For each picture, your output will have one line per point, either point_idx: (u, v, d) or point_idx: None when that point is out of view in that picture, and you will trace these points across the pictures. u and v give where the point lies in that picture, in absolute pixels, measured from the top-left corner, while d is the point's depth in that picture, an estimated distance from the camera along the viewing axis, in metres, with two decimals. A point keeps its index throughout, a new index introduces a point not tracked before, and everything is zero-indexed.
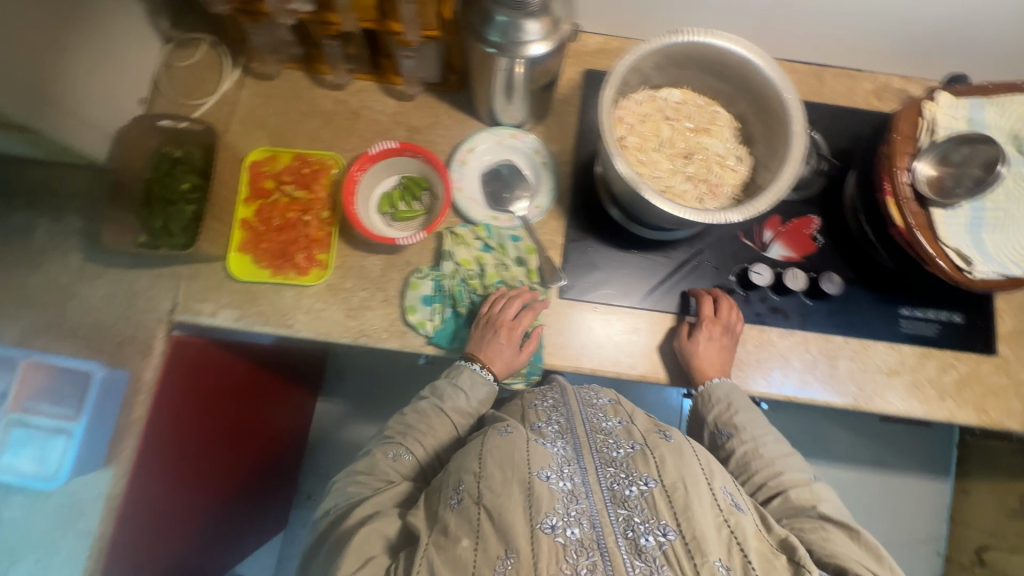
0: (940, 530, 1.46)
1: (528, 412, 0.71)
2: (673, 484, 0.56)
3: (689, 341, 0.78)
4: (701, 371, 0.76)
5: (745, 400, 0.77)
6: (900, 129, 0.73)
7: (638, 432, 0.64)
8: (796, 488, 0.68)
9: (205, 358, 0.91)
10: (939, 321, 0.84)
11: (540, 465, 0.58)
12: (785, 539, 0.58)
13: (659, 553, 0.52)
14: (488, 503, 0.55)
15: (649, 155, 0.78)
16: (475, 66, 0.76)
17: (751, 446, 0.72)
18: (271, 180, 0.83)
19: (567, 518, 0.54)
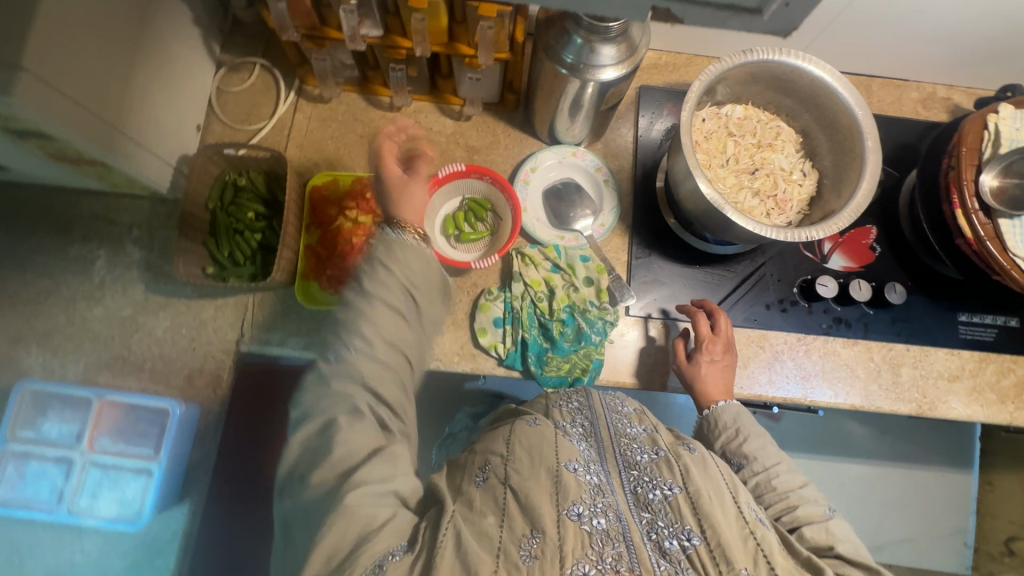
0: (965, 522, 1.48)
1: (552, 409, 0.68)
2: (698, 492, 0.55)
3: (690, 366, 0.75)
4: (704, 394, 0.74)
5: (753, 423, 0.71)
6: (967, 142, 0.74)
7: (663, 439, 0.62)
8: (812, 525, 0.60)
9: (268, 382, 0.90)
10: (996, 326, 0.86)
11: (567, 456, 0.57)
12: (810, 560, 0.54)
13: (683, 556, 0.51)
14: (514, 485, 0.54)
15: (716, 172, 0.78)
16: (544, 86, 0.76)
17: (764, 477, 0.66)
18: (334, 205, 0.82)
19: (592, 508, 0.53)
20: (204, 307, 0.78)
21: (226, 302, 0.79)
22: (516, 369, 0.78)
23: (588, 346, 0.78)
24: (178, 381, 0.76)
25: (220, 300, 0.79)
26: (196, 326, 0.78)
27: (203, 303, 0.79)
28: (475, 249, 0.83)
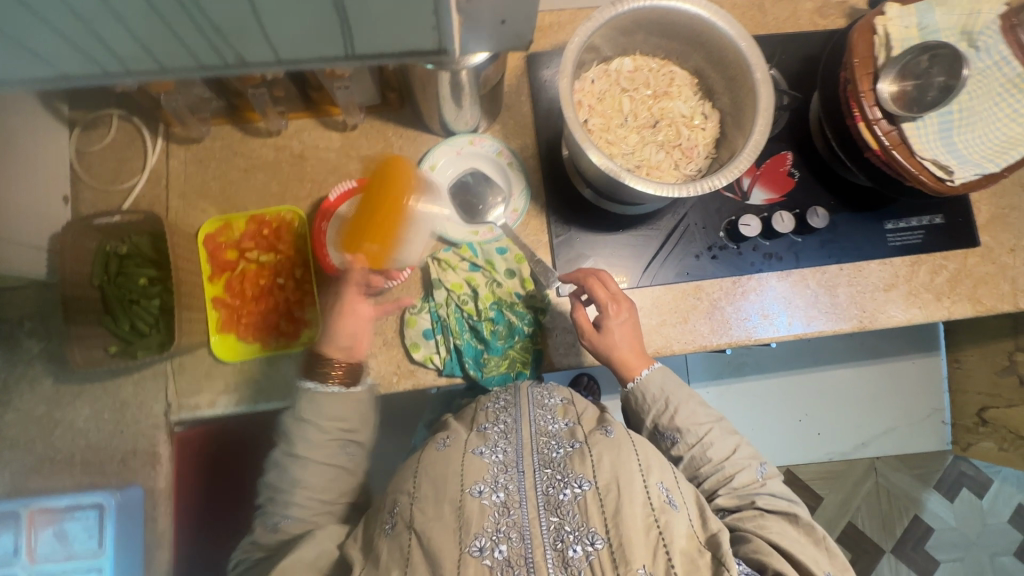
0: (941, 401, 1.51)
1: (477, 413, 0.70)
2: (606, 486, 0.56)
3: (601, 337, 0.72)
4: (624, 363, 0.71)
5: (679, 389, 0.72)
6: (858, 51, 0.72)
7: (580, 431, 0.63)
8: (742, 483, 0.67)
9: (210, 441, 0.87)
10: (922, 227, 0.86)
11: (472, 479, 0.58)
12: (715, 537, 0.57)
13: (586, 564, 0.52)
14: (419, 528, 0.56)
15: (616, 133, 0.75)
16: (417, 82, 0.71)
17: (697, 449, 0.69)
18: (233, 249, 0.78)
19: (495, 536, 0.54)
20: (122, 386, 0.74)
21: (142, 375, 0.75)
22: (457, 374, 0.77)
23: (522, 338, 0.79)
24: (113, 467, 0.73)
25: (136, 375, 0.75)
26: (118, 408, 0.74)
27: (119, 382, 0.75)
28: None
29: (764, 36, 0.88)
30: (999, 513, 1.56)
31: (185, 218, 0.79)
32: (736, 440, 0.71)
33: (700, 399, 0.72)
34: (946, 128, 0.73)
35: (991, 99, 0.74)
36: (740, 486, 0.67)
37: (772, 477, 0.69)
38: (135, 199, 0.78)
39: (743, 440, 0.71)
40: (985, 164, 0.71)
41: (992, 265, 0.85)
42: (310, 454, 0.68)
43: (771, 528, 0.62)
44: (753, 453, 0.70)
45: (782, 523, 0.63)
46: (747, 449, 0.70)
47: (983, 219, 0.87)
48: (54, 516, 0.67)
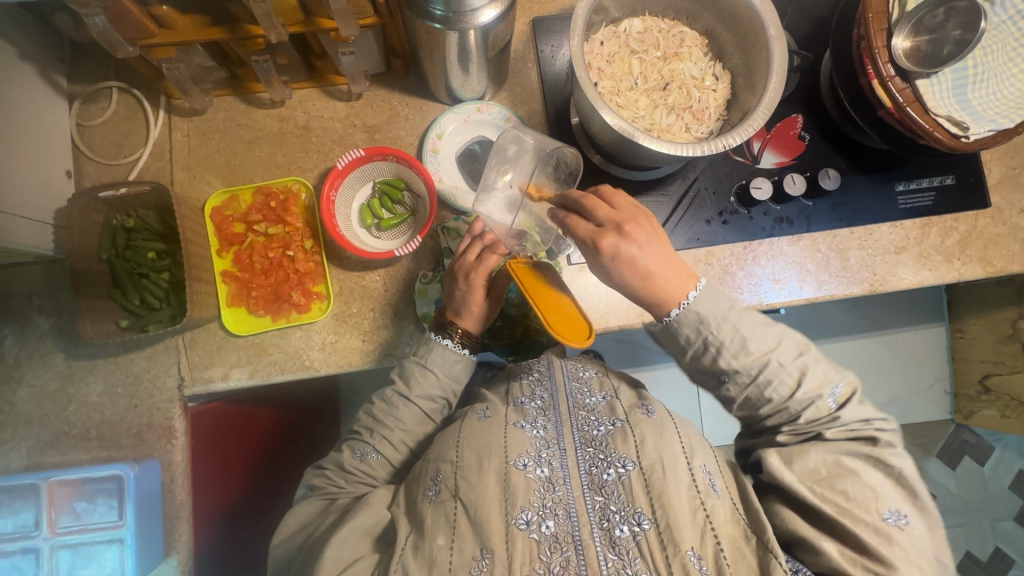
0: (944, 370, 1.53)
1: (512, 385, 0.71)
2: (651, 466, 0.58)
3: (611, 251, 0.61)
4: (661, 285, 0.62)
5: (728, 321, 0.62)
6: (872, 5, 0.70)
7: (620, 408, 0.65)
8: (809, 412, 0.62)
9: (222, 420, 0.86)
10: (934, 188, 0.86)
11: (517, 452, 0.60)
12: (756, 518, 0.57)
13: (634, 544, 0.54)
14: (464, 498, 0.57)
15: (626, 97, 0.74)
16: (423, 47, 0.69)
17: (753, 389, 0.62)
18: (240, 223, 0.77)
19: (541, 512, 0.56)
20: (134, 360, 0.74)
21: (155, 349, 0.74)
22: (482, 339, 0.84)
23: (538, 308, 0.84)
24: (129, 441, 0.73)
25: (148, 349, 0.74)
26: (131, 382, 0.74)
27: (131, 357, 0.74)
28: (399, 233, 0.80)
29: None
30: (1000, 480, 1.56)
31: (191, 191, 0.78)
32: (802, 365, 0.62)
33: (754, 327, 0.62)
34: (960, 85, 0.72)
35: (1005, 55, 0.73)
36: (806, 421, 0.62)
37: (845, 399, 0.63)
38: (139, 172, 0.77)
39: (809, 364, 0.62)
40: (1000, 120, 0.70)
41: (1002, 226, 0.86)
42: (420, 402, 0.71)
43: (831, 466, 0.58)
44: (823, 382, 0.62)
45: (841, 457, 0.59)
46: (817, 377, 0.62)
47: (994, 180, 0.87)
48: (77, 488, 0.68)
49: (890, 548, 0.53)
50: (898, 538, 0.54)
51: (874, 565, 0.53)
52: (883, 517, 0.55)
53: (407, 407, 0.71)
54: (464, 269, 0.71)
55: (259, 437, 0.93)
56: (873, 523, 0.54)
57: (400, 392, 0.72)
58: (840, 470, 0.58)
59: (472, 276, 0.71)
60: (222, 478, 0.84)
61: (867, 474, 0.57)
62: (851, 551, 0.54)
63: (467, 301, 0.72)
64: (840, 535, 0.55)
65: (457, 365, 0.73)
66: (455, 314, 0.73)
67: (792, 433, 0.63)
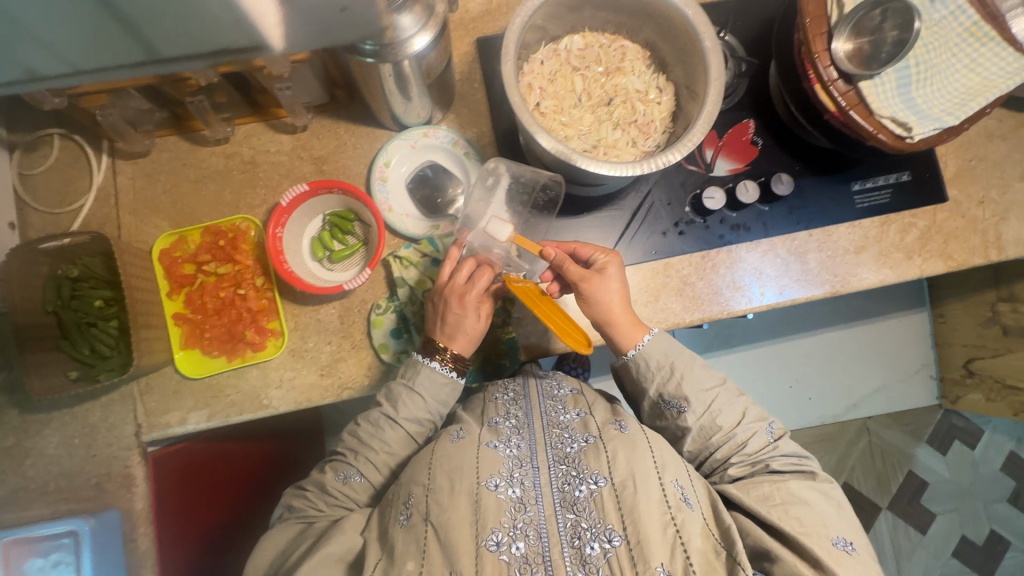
0: (930, 356, 1.52)
1: (488, 405, 0.71)
2: (622, 482, 0.58)
3: (598, 282, 0.70)
4: (622, 325, 0.70)
5: (685, 358, 0.70)
6: (809, 10, 0.69)
7: (594, 425, 0.65)
8: (751, 442, 0.67)
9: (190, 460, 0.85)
10: (890, 185, 0.85)
11: (488, 473, 0.59)
12: (727, 531, 0.58)
13: (603, 561, 0.54)
14: (435, 521, 0.56)
15: (570, 115, 0.74)
16: (360, 78, 0.69)
17: (706, 417, 0.67)
18: (190, 264, 0.76)
19: (512, 532, 0.55)
20: (89, 411, 0.73)
21: (110, 398, 0.74)
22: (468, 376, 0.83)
23: (494, 331, 0.82)
24: (89, 492, 0.72)
25: (104, 398, 0.74)
26: (88, 433, 0.73)
27: (87, 407, 0.74)
28: (353, 264, 0.79)
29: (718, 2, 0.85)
30: (990, 462, 1.56)
31: (139, 235, 0.77)
32: (743, 403, 0.69)
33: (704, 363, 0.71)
34: (905, 83, 0.71)
35: (949, 50, 0.73)
36: (751, 452, 0.66)
37: (781, 434, 0.69)
38: (84, 220, 0.76)
39: (749, 403, 0.70)
40: (945, 117, 0.70)
41: (961, 219, 0.85)
42: (408, 427, 0.70)
43: (784, 493, 0.62)
44: (760, 416, 0.69)
45: (792, 486, 0.63)
46: (754, 411, 0.70)
47: (951, 173, 0.86)
48: (32, 545, 0.65)
49: (845, 568, 0.56)
50: (847, 559, 0.57)
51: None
52: (834, 542, 0.58)
53: (394, 430, 0.70)
54: (457, 292, 0.70)
55: (227, 474, 0.92)
56: (825, 545, 0.58)
57: (387, 413, 0.69)
58: (792, 497, 0.62)
59: (464, 299, 0.70)
60: (190, 512, 0.82)
61: (815, 502, 0.62)
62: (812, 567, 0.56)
63: (461, 323, 0.70)
64: (802, 553, 0.57)
65: (446, 389, 0.71)
66: (448, 337, 0.71)
67: (741, 465, 0.66)
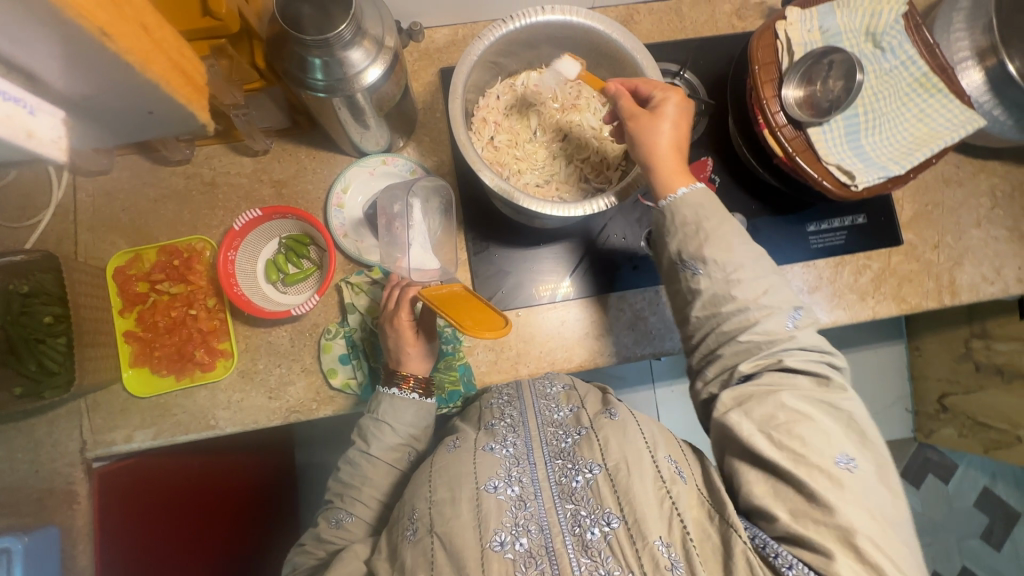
0: (904, 389, 1.53)
1: (483, 410, 0.71)
2: (616, 465, 0.56)
3: (646, 122, 0.64)
4: (667, 167, 0.64)
5: (716, 219, 0.62)
6: (759, 58, 0.71)
7: (586, 416, 0.64)
8: (771, 336, 0.60)
9: (153, 475, 0.84)
10: (845, 227, 0.86)
11: (486, 477, 0.58)
12: (719, 497, 0.55)
13: (605, 544, 0.52)
14: (440, 531, 0.54)
15: (524, 149, 0.75)
16: (314, 109, 0.70)
17: (722, 284, 0.61)
18: (143, 282, 0.77)
19: (514, 530, 0.54)
20: (35, 426, 0.74)
21: (57, 413, 0.75)
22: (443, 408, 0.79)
23: (446, 358, 0.80)
24: (30, 507, 0.73)
25: (51, 413, 0.74)
26: (32, 447, 0.74)
27: (33, 422, 0.74)
28: (306, 288, 0.80)
29: (681, 41, 0.87)
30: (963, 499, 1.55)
31: (96, 252, 0.78)
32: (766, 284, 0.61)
33: (739, 231, 0.62)
34: (853, 131, 0.72)
35: (899, 99, 0.74)
36: (764, 332, 0.60)
37: (805, 326, 0.62)
38: (41, 235, 0.77)
39: (778, 284, 0.62)
40: (891, 166, 0.70)
41: (916, 263, 0.86)
42: (384, 456, 0.69)
43: (789, 411, 0.54)
44: (784, 300, 0.62)
45: (796, 391, 0.56)
46: (779, 294, 0.62)
47: (907, 217, 0.87)
48: None
49: (846, 500, 0.50)
50: (848, 480, 0.50)
51: (822, 515, 0.50)
52: (837, 460, 0.51)
53: (371, 463, 0.69)
54: (387, 318, 0.72)
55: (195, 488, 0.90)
56: (824, 466, 0.51)
57: (361, 449, 0.70)
58: (797, 414, 0.54)
59: (396, 322, 0.72)
60: (156, 538, 0.80)
61: (822, 419, 0.54)
62: (801, 501, 0.51)
63: (401, 346, 0.72)
64: (800, 490, 0.51)
65: (411, 410, 0.71)
66: (398, 361, 0.73)
67: (748, 346, 0.60)
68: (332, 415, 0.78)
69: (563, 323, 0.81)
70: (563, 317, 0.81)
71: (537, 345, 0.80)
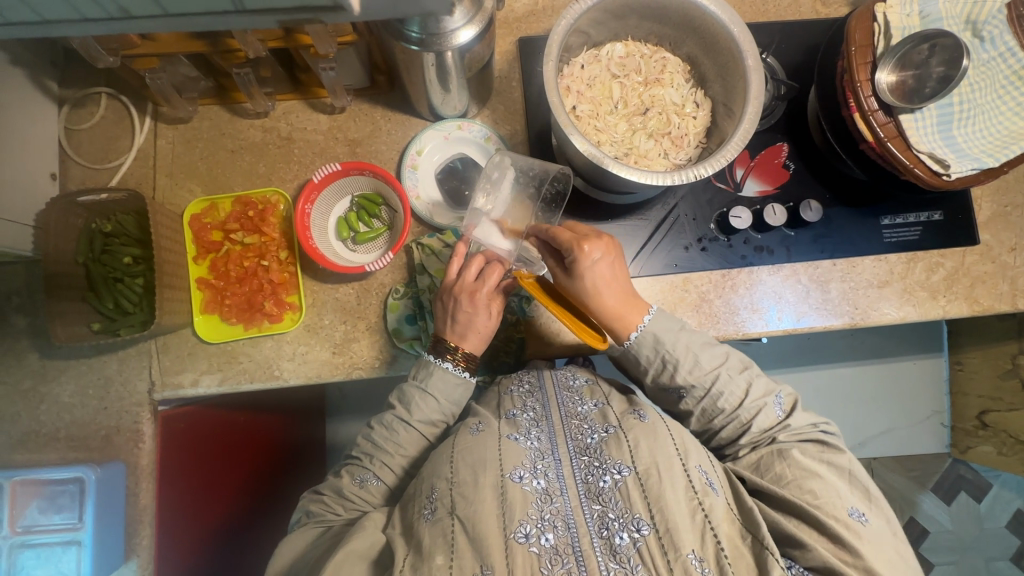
0: (941, 403, 1.48)
1: (504, 398, 0.71)
2: (646, 471, 0.58)
3: (569, 280, 0.69)
4: (602, 321, 0.69)
5: (680, 342, 0.68)
6: (856, 39, 0.69)
7: (613, 415, 0.65)
8: (762, 423, 0.67)
9: (205, 424, 0.86)
10: (920, 223, 0.84)
11: (512, 465, 0.59)
12: (752, 517, 0.57)
13: (634, 551, 0.53)
14: (461, 514, 0.55)
15: (605, 120, 0.74)
16: (403, 66, 0.70)
17: (707, 400, 0.68)
18: (217, 231, 0.78)
19: (540, 524, 0.55)
20: (106, 363, 0.75)
21: (128, 352, 0.76)
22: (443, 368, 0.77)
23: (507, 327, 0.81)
24: (97, 442, 0.74)
25: (121, 352, 0.76)
26: (102, 384, 0.75)
27: (103, 359, 0.75)
28: (375, 247, 0.80)
29: (763, 24, 0.85)
30: (996, 518, 1.51)
31: (172, 197, 0.79)
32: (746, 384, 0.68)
33: (700, 341, 0.69)
34: (946, 120, 0.71)
35: (994, 92, 0.72)
36: (760, 429, 0.67)
37: (790, 407, 0.69)
38: (122, 177, 0.78)
39: (756, 377, 0.69)
40: (984, 158, 0.69)
41: (991, 264, 0.84)
42: (421, 428, 0.71)
43: (796, 470, 0.62)
44: (766, 390, 0.69)
45: (796, 458, 0.63)
46: (763, 387, 0.69)
47: (985, 216, 0.85)
48: (39, 488, 0.68)
49: (860, 540, 0.56)
50: (865, 531, 0.57)
51: (852, 556, 0.55)
52: (849, 512, 0.58)
53: (406, 431, 0.71)
54: (466, 291, 0.71)
55: (235, 442, 0.92)
56: (841, 516, 0.57)
57: (401, 417, 0.71)
58: (805, 472, 0.62)
59: (475, 297, 0.71)
60: (203, 495, 0.84)
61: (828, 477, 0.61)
62: (826, 541, 0.56)
63: (473, 320, 0.71)
64: (817, 526, 0.57)
65: (458, 389, 0.71)
66: (460, 336, 0.72)
67: (751, 445, 0.67)
68: (391, 374, 0.78)
69: None
70: None
71: None
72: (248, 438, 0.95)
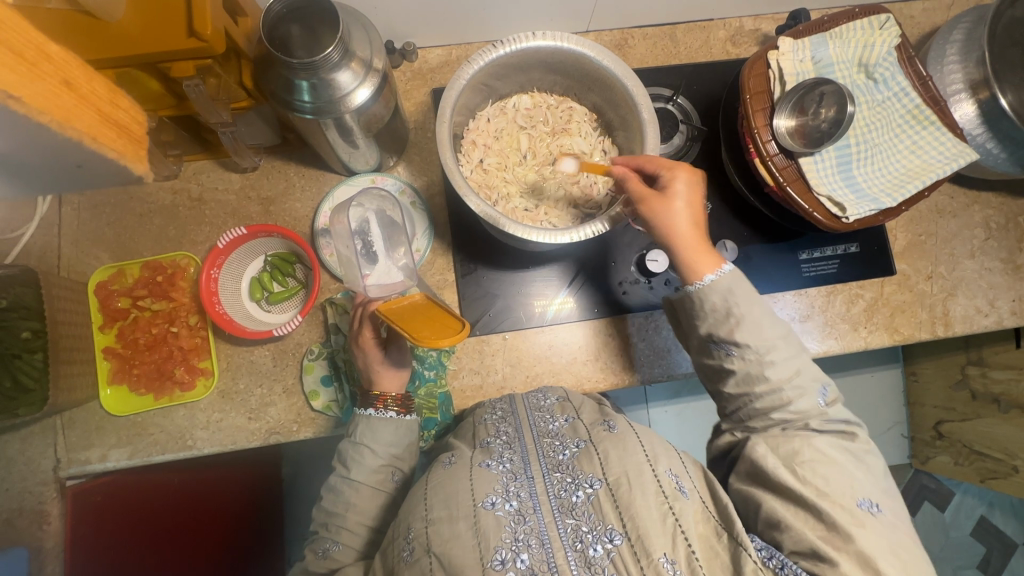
0: (899, 415, 1.48)
1: (477, 427, 0.65)
2: (617, 480, 0.52)
3: (660, 207, 0.62)
4: (689, 250, 0.61)
5: (746, 301, 0.60)
6: (751, 87, 0.71)
7: (584, 429, 0.60)
8: (800, 406, 0.59)
9: (133, 493, 0.80)
10: (837, 256, 0.85)
11: (484, 492, 0.52)
12: (722, 509, 0.52)
13: (608, 562, 0.48)
14: (439, 551, 0.49)
15: (514, 172, 0.75)
16: (303, 129, 0.70)
17: (756, 365, 0.59)
18: (125, 298, 0.76)
19: (515, 546, 0.49)
20: (8, 442, 0.73)
21: (31, 431, 0.73)
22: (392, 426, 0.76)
23: (427, 383, 0.77)
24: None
25: (25, 431, 0.73)
26: (4, 465, 0.72)
27: (5, 438, 0.73)
28: (290, 306, 0.79)
29: (675, 66, 0.87)
30: (960, 526, 1.44)
31: (79, 265, 0.77)
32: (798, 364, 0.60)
33: (769, 313, 0.60)
34: (845, 162, 0.72)
35: (891, 131, 0.74)
36: (796, 411, 0.59)
37: (834, 401, 0.61)
38: (24, 248, 0.75)
39: (807, 360, 0.61)
40: (883, 198, 0.70)
41: (909, 292, 0.85)
42: (367, 480, 0.65)
43: (815, 453, 0.55)
44: (817, 375, 0.61)
45: (825, 449, 0.55)
46: (809, 370, 0.61)
47: (900, 246, 0.86)
48: None
49: (866, 532, 0.49)
50: (871, 522, 0.50)
51: (842, 542, 0.48)
52: (859, 503, 0.51)
53: (354, 489, 0.65)
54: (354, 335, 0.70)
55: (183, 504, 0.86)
56: (847, 505, 0.50)
57: (342, 474, 0.66)
58: (823, 458, 0.54)
59: (361, 341, 0.69)
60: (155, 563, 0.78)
61: (848, 468, 0.54)
62: (818, 528, 0.50)
63: (372, 365, 0.69)
64: (817, 515, 0.50)
65: (391, 431, 0.67)
66: (371, 381, 0.70)
67: (780, 422, 0.59)
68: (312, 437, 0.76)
69: (551, 347, 0.80)
70: (551, 341, 0.80)
71: (523, 373, 0.79)
72: (197, 497, 0.88)
